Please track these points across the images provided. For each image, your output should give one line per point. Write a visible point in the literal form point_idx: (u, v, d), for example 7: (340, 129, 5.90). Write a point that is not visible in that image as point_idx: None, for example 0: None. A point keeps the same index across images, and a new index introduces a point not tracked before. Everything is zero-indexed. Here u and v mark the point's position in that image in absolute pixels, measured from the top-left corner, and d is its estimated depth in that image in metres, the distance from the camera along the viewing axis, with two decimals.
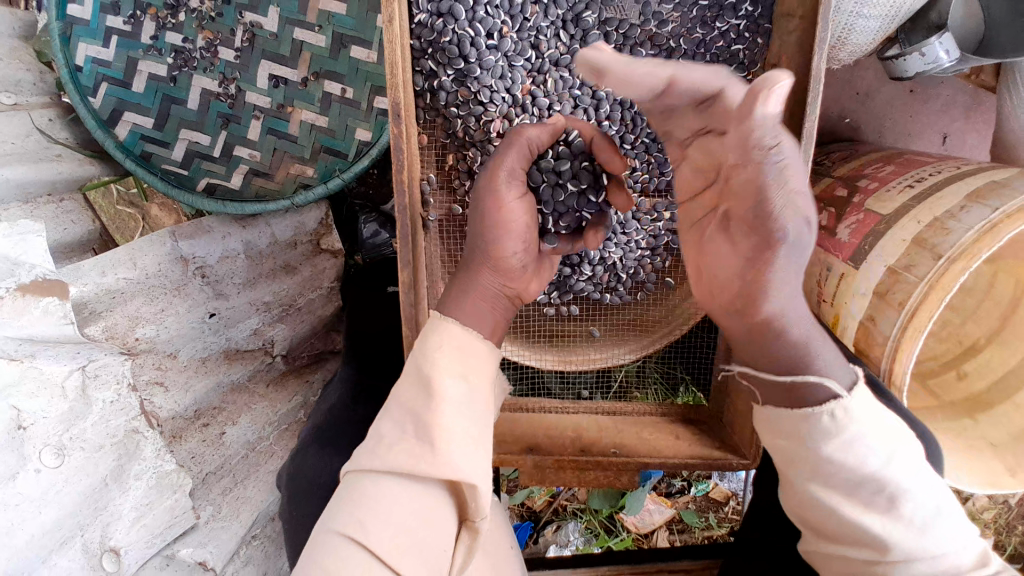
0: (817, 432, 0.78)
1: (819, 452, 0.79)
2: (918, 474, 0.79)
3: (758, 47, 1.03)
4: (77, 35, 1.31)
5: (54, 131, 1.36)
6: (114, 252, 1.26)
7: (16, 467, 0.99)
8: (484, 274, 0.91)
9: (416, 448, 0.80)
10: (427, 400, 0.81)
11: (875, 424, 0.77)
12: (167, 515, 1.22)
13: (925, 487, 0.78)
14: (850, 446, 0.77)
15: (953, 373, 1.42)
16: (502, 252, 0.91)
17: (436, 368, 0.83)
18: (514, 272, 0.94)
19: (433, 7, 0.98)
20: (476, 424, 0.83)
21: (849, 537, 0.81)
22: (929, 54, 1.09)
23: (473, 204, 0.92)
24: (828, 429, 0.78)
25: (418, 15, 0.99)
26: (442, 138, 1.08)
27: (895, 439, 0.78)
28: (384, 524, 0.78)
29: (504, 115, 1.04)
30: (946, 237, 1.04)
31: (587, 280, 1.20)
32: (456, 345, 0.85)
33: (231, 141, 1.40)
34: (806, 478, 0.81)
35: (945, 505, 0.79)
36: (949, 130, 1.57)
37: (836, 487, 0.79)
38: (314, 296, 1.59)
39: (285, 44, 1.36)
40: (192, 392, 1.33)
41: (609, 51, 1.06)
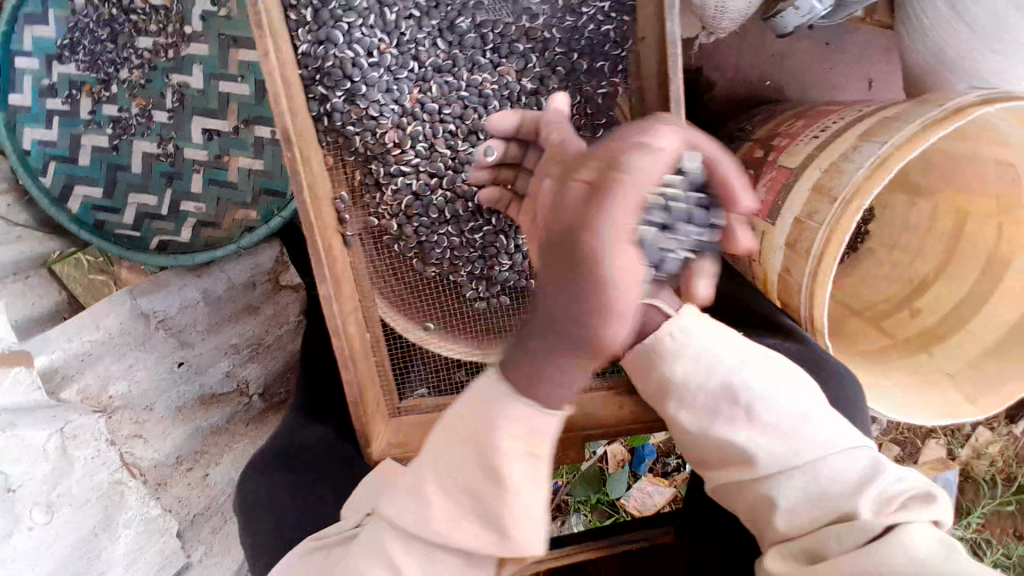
0: (663, 351, 0.92)
1: (669, 372, 0.91)
2: (774, 377, 0.86)
3: (625, 24, 1.12)
4: (22, 122, 1.40)
5: (13, 215, 1.45)
6: (73, 321, 1.33)
7: (9, 526, 1.06)
8: (575, 351, 0.63)
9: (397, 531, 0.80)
10: (498, 491, 0.70)
11: (708, 337, 0.91)
12: (158, 557, 1.30)
13: (778, 392, 0.85)
14: (694, 358, 0.90)
15: (906, 311, 1.40)
16: (580, 310, 0.60)
17: (498, 450, 0.69)
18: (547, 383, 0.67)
19: (312, 37, 1.04)
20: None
21: (725, 454, 0.85)
22: (801, 7, 1.10)
23: (552, 282, 0.60)
24: (671, 347, 0.92)
25: (301, 46, 1.04)
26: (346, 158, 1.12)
27: (736, 349, 0.89)
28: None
29: (397, 125, 1.11)
30: (841, 178, 1.06)
31: (512, 270, 1.22)
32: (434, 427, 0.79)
33: (176, 198, 1.48)
34: (667, 401, 0.92)
35: (815, 407, 0.84)
36: (874, 74, 1.58)
37: (698, 405, 0.89)
38: (282, 332, 1.64)
39: (212, 98, 1.43)
40: (172, 438, 1.39)
41: (488, 51, 1.13)
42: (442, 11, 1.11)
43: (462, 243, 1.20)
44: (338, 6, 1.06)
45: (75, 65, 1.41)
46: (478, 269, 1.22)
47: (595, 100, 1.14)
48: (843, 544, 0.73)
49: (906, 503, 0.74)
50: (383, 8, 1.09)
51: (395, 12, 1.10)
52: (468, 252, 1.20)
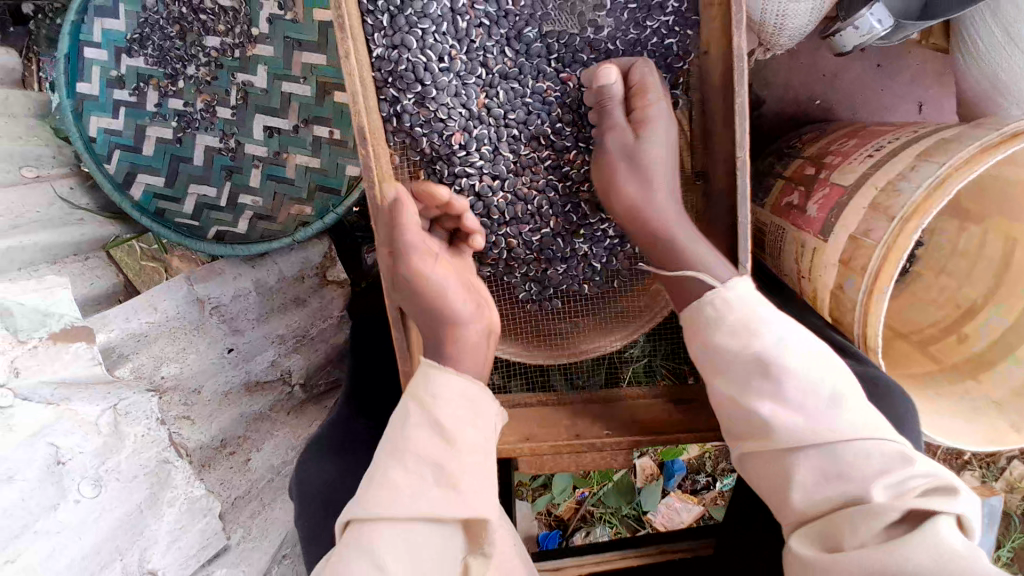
0: (709, 318, 0.96)
1: (711, 336, 0.96)
2: (818, 359, 0.90)
3: (689, 37, 1.14)
4: (88, 110, 1.47)
5: (75, 198, 1.52)
6: (132, 301, 1.37)
7: (56, 497, 1.10)
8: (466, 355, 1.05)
9: (438, 496, 0.90)
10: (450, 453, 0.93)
11: (750, 305, 0.94)
12: (199, 538, 1.31)
13: (819, 372, 0.88)
14: (732, 325, 0.94)
15: (954, 337, 1.41)
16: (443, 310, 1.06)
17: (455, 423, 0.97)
18: (471, 326, 1.06)
19: (387, 41, 1.10)
20: (482, 473, 0.94)
21: (753, 429, 0.92)
22: (863, 25, 1.13)
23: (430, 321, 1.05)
24: (712, 315, 0.96)
25: (375, 50, 1.10)
26: (410, 157, 1.17)
27: (791, 327, 0.91)
28: (404, 566, 0.85)
29: (462, 130, 1.15)
30: (898, 198, 1.08)
31: (565, 274, 1.26)
32: (464, 396, 0.99)
33: (235, 190, 1.53)
34: (711, 365, 0.97)
35: (845, 389, 0.88)
36: (925, 98, 1.59)
37: (733, 376, 0.94)
38: (325, 326, 1.70)
39: (274, 97, 1.49)
40: (216, 423, 1.44)
41: (552, 60, 1.18)
42: (511, 19, 1.15)
43: (519, 245, 1.24)
44: (413, 12, 1.10)
45: (143, 59, 1.48)
46: (534, 271, 1.25)
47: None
48: (859, 532, 0.77)
49: (922, 492, 0.78)
50: (456, 14, 1.13)
51: (467, 19, 1.13)
52: (523, 254, 1.24)
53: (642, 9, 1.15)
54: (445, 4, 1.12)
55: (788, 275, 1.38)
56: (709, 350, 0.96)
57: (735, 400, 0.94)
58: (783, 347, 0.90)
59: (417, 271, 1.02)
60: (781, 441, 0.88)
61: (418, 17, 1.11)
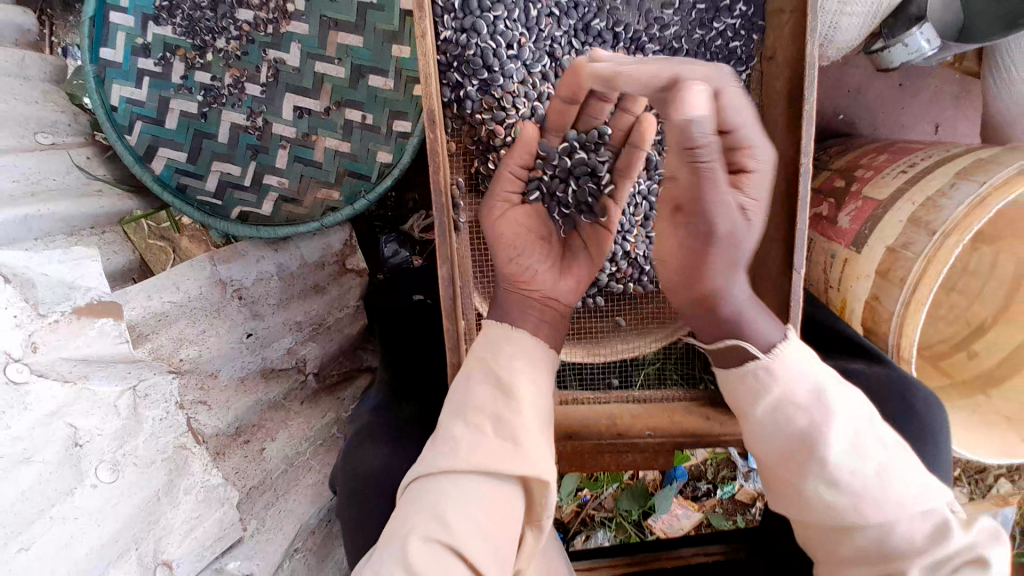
0: (759, 373, 0.91)
1: (755, 400, 0.90)
2: (863, 425, 0.86)
3: (754, 42, 1.19)
4: (111, 77, 1.40)
5: (92, 167, 1.47)
6: (158, 278, 1.32)
7: (73, 482, 1.03)
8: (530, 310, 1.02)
9: (500, 446, 0.87)
10: (512, 403, 0.90)
11: (795, 365, 0.89)
12: (216, 528, 1.26)
13: (859, 438, 0.84)
14: (781, 398, 0.87)
15: (963, 353, 1.46)
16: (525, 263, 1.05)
17: (515, 373, 0.93)
18: (540, 279, 1.05)
19: (456, 24, 1.16)
20: (542, 430, 0.90)
21: (788, 494, 0.88)
22: (912, 44, 1.25)
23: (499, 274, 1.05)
24: (763, 380, 0.90)
25: (444, 32, 1.17)
26: (469, 144, 1.23)
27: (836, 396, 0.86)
28: (467, 521, 0.82)
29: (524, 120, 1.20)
30: (939, 213, 1.11)
31: (610, 274, 1.31)
32: (524, 348, 0.97)
33: (261, 170, 1.50)
34: (751, 426, 0.92)
35: (893, 460, 0.83)
36: (940, 119, 1.65)
37: (770, 441, 0.89)
38: (341, 316, 1.69)
39: (306, 76, 1.45)
40: (234, 409, 1.38)
41: (618, 47, 1.23)
42: (579, 11, 1.21)
43: None
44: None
45: (171, 28, 1.42)
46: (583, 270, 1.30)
47: None
48: None
49: (958, 571, 0.77)
50: (528, 4, 1.18)
51: (539, 9, 1.19)
52: None
53: (709, 11, 1.23)
54: None
55: (814, 282, 1.42)
56: (748, 416, 0.91)
57: (774, 464, 0.89)
58: (833, 420, 0.84)
59: (496, 217, 1.07)
60: (820, 514, 0.85)
61: (492, 3, 1.16)
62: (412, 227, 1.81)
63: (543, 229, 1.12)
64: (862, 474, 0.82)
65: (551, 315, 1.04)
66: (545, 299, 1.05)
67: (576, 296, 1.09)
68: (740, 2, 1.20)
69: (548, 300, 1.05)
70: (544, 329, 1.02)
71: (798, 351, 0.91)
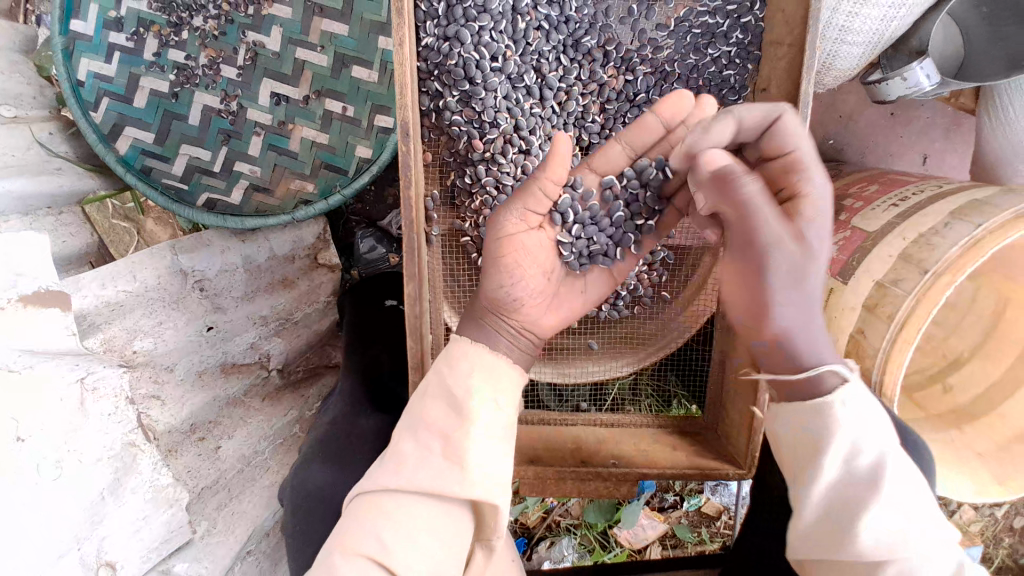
0: (827, 420, 0.81)
1: (822, 440, 0.82)
2: (909, 477, 0.82)
3: (748, 71, 1.16)
4: (79, 50, 1.32)
5: (54, 144, 1.39)
6: (113, 266, 1.25)
7: (11, 478, 0.95)
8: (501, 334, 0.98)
9: (442, 468, 0.85)
10: (459, 422, 0.87)
11: (871, 414, 0.82)
12: (163, 530, 1.18)
13: (909, 478, 0.81)
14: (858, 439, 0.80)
15: (938, 387, 1.44)
16: (516, 293, 0.98)
17: (468, 391, 0.89)
18: (524, 310, 1.00)
19: (439, 32, 1.10)
20: (493, 452, 0.87)
21: (836, 530, 0.81)
22: (911, 78, 1.21)
23: (484, 285, 0.99)
24: (833, 419, 0.81)
25: (425, 39, 1.11)
26: (445, 156, 1.21)
27: (896, 444, 0.82)
28: (404, 543, 0.82)
29: (506, 136, 1.16)
30: (931, 252, 1.08)
31: None
32: (485, 365, 0.92)
33: (232, 156, 1.43)
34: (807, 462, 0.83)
35: (930, 512, 0.81)
36: (930, 151, 1.62)
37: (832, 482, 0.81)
38: (311, 310, 1.67)
39: (286, 62, 1.39)
40: (189, 405, 1.30)
41: (608, 65, 1.18)
42: (570, 26, 1.16)
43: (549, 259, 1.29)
44: (472, 6, 1.09)
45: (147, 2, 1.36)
46: None
47: None
48: None
49: None
50: (516, 15, 1.13)
51: (527, 20, 1.13)
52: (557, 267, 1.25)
53: (705, 36, 1.18)
54: (507, 2, 1.12)
55: None
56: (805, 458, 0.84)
57: (828, 496, 0.82)
58: (891, 463, 0.80)
59: (505, 234, 0.99)
60: (860, 555, 0.80)
61: (477, 13, 1.11)
62: (389, 224, 1.78)
63: (547, 262, 1.04)
64: (900, 524, 0.79)
65: (524, 344, 1.00)
66: (525, 330, 1.01)
67: (555, 328, 1.06)
68: (738, 29, 1.14)
69: (525, 329, 1.00)
70: (515, 352, 0.98)
71: (865, 391, 0.83)
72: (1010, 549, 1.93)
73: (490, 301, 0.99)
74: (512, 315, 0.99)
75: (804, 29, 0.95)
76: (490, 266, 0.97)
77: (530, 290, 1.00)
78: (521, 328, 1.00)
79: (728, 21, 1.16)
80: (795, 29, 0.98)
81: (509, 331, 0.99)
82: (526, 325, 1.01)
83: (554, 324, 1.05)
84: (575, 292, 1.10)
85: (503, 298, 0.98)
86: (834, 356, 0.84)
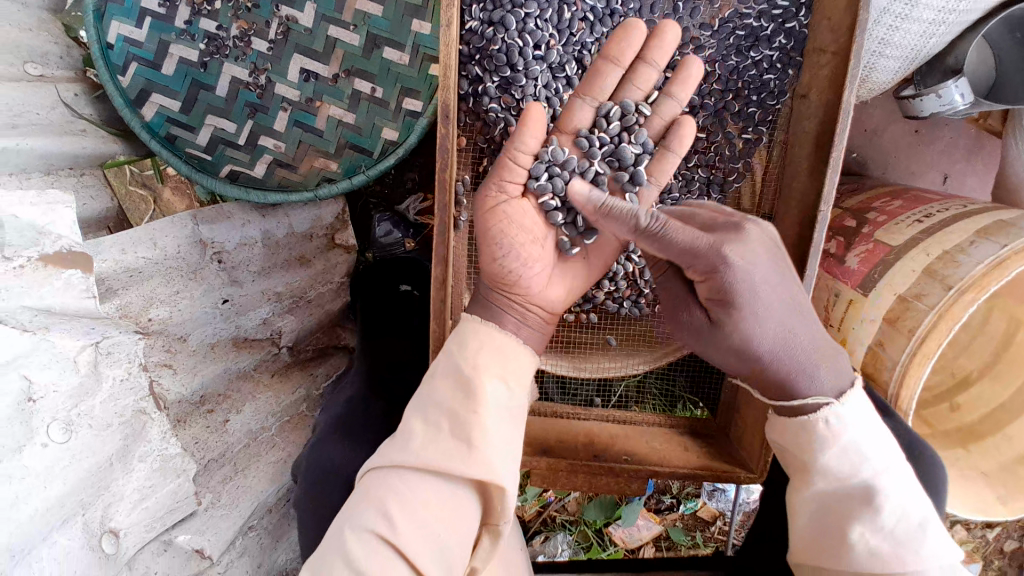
0: (818, 439, 0.86)
1: (814, 457, 0.86)
2: (905, 486, 0.84)
3: (787, 77, 1.17)
4: (111, 13, 1.30)
5: (79, 105, 1.37)
6: (134, 232, 1.24)
7: (23, 439, 0.92)
8: (504, 310, 0.98)
9: (452, 446, 0.85)
10: (469, 402, 0.86)
11: (867, 432, 0.85)
12: (170, 500, 1.18)
13: (908, 492, 0.83)
14: (848, 454, 0.84)
15: (946, 406, 1.45)
16: (513, 262, 0.98)
17: (478, 371, 0.89)
18: (526, 283, 1.00)
19: (484, 16, 1.12)
20: (502, 434, 0.87)
21: (831, 542, 0.86)
22: (945, 96, 1.21)
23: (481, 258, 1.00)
24: (825, 436, 0.85)
25: (470, 22, 1.13)
26: (479, 142, 1.21)
27: (893, 461, 0.84)
28: (411, 520, 0.81)
29: None
30: (956, 269, 1.09)
31: (608, 293, 1.29)
32: (496, 347, 0.92)
33: (257, 131, 1.43)
34: (801, 481, 0.88)
35: (932, 522, 0.82)
36: (951, 170, 1.63)
37: (827, 495, 0.86)
38: (324, 291, 1.66)
39: (319, 39, 1.38)
40: (200, 376, 1.29)
41: None
42: (614, 20, 1.16)
43: None
44: None
45: None
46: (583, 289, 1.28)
47: (738, 142, 1.23)
48: None
49: None
50: (562, 5, 1.13)
51: (572, 11, 1.14)
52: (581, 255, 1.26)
53: (749, 39, 1.19)
54: None
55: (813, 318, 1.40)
56: (804, 474, 0.88)
57: (819, 509, 0.87)
58: (884, 477, 0.83)
59: (489, 207, 1.00)
60: (855, 566, 0.83)
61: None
62: (406, 208, 1.78)
63: (541, 231, 1.04)
64: (896, 534, 0.81)
65: (531, 320, 1.01)
66: (531, 306, 1.01)
67: (562, 303, 1.06)
68: (782, 34, 1.15)
69: (531, 304, 1.01)
70: (522, 331, 0.99)
71: (859, 406, 0.86)
72: (999, 572, 1.95)
73: (487, 275, 1.00)
74: (515, 289, 1.00)
75: (850, 37, 0.95)
76: (481, 241, 0.99)
77: (529, 262, 1.00)
78: (525, 301, 1.01)
79: (773, 24, 1.16)
80: (840, 37, 0.99)
81: (512, 306, 0.99)
82: (529, 298, 1.01)
83: (561, 297, 1.06)
84: (580, 264, 1.09)
85: (499, 270, 0.98)
86: (832, 371, 0.87)
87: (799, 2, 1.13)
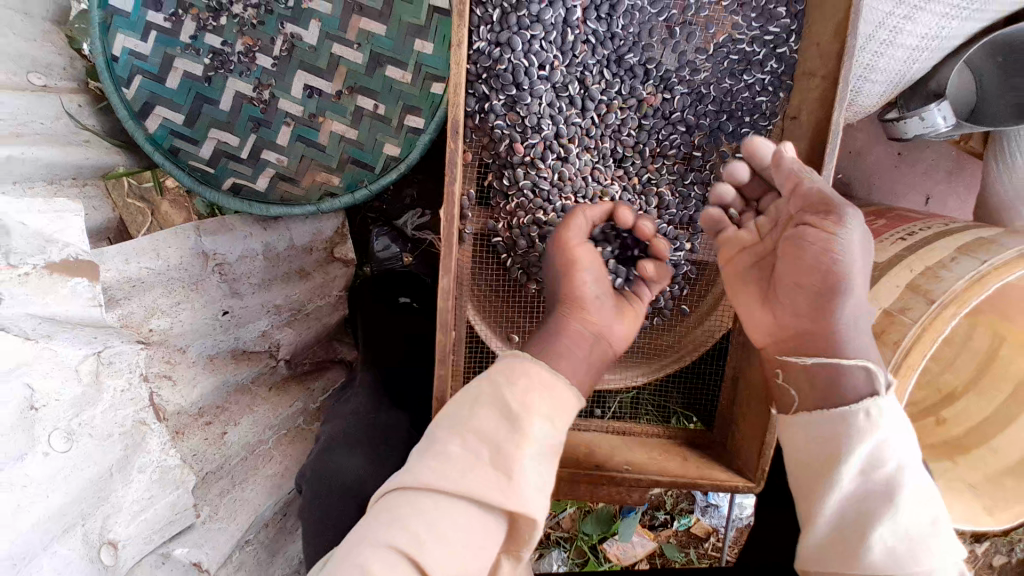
0: (853, 428, 0.86)
1: (846, 447, 0.85)
2: (926, 494, 0.84)
3: (779, 100, 1.23)
4: (118, 26, 1.33)
5: (82, 116, 1.39)
6: (138, 243, 1.25)
7: (26, 447, 0.92)
8: (576, 344, 1.02)
9: (492, 478, 0.85)
10: (514, 434, 0.87)
11: (899, 432, 0.85)
12: (168, 511, 1.17)
13: (930, 502, 0.83)
14: (880, 449, 0.84)
15: (932, 419, 1.49)
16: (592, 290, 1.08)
17: (529, 410, 0.89)
18: (597, 316, 1.06)
19: (492, 37, 1.17)
20: (539, 469, 0.87)
21: (846, 539, 0.84)
22: (928, 119, 1.27)
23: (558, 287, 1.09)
24: (862, 427, 0.85)
25: (478, 43, 1.17)
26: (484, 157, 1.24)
27: (920, 468, 0.84)
28: (438, 541, 0.81)
29: (546, 142, 1.22)
30: (939, 283, 1.13)
31: None
32: (546, 387, 0.92)
33: (260, 144, 1.45)
34: (825, 474, 0.87)
35: (944, 529, 0.82)
36: (933, 192, 1.69)
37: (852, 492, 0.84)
38: (323, 304, 1.69)
39: (322, 56, 1.40)
40: (199, 388, 1.29)
41: (648, 82, 1.24)
42: (615, 42, 1.21)
43: None
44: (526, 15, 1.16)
45: None
46: None
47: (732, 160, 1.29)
48: None
49: None
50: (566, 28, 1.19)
51: (575, 34, 1.19)
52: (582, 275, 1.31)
53: (741, 62, 1.23)
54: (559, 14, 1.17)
55: None
56: (828, 466, 0.86)
57: (843, 505, 0.84)
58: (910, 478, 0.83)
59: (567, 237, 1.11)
60: (870, 565, 0.81)
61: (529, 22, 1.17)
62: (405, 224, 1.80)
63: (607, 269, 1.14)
64: (911, 533, 0.81)
65: (599, 353, 1.05)
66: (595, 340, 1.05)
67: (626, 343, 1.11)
68: (773, 59, 1.21)
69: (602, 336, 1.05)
70: (586, 361, 1.02)
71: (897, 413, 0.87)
72: None
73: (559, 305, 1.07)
74: (585, 316, 1.05)
75: (838, 61, 1.00)
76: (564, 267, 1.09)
77: (598, 298, 1.08)
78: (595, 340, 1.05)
79: (764, 49, 1.21)
80: (828, 62, 1.04)
81: (583, 332, 1.04)
82: (603, 335, 1.06)
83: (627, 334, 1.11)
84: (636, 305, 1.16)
85: (573, 299, 1.06)
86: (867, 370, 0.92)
87: (789, 28, 1.19)
